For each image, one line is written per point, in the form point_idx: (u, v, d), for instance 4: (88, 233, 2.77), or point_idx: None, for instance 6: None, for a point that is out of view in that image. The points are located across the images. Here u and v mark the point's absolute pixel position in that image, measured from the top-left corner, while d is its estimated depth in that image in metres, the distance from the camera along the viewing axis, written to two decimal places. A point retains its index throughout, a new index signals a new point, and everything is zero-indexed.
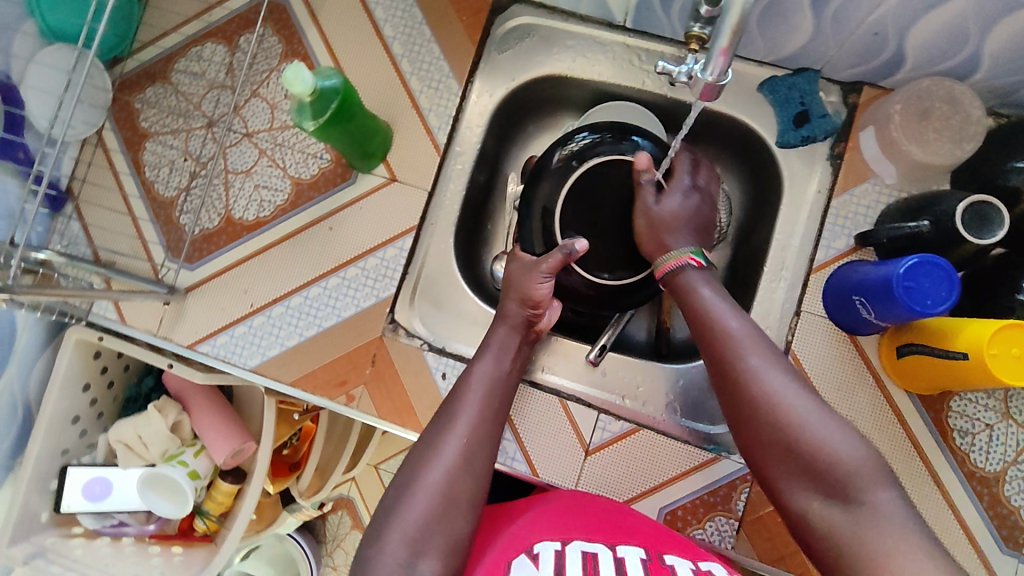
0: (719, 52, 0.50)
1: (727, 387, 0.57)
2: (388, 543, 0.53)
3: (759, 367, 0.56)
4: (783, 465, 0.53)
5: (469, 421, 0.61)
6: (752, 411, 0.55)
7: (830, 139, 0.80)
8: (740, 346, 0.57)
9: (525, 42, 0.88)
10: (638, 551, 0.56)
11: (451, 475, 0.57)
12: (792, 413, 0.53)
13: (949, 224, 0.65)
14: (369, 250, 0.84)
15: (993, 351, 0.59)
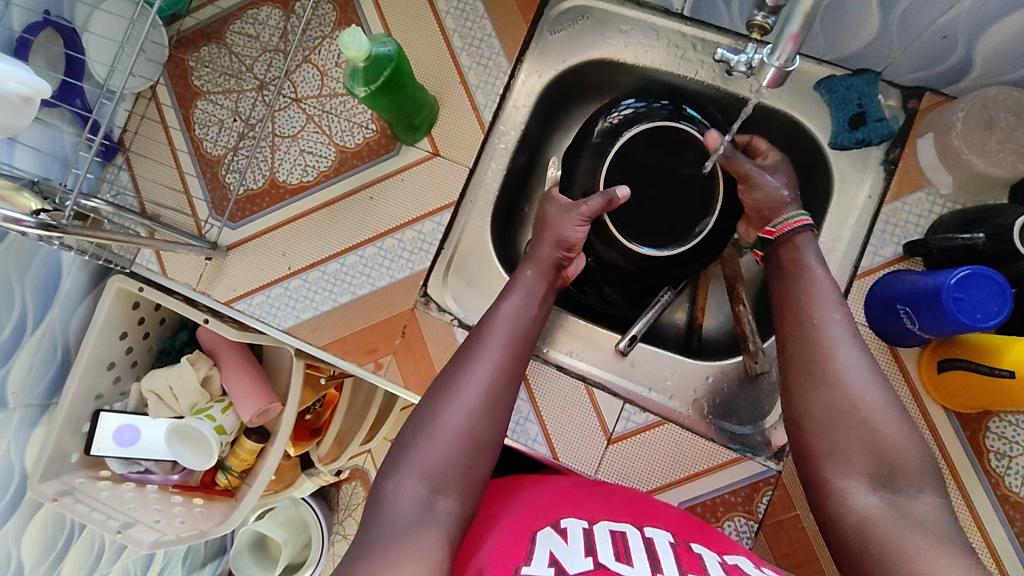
0: (789, 38, 0.51)
1: (800, 350, 0.59)
2: (409, 480, 0.54)
3: (837, 342, 0.58)
4: (836, 436, 0.55)
5: (493, 353, 0.61)
6: (819, 381, 0.57)
7: (887, 144, 0.77)
8: (824, 322, 0.59)
9: (579, 24, 0.87)
10: (665, 535, 0.56)
11: (476, 409, 0.57)
12: (862, 395, 0.55)
13: (1006, 239, 0.63)
14: (407, 222, 0.85)
15: None
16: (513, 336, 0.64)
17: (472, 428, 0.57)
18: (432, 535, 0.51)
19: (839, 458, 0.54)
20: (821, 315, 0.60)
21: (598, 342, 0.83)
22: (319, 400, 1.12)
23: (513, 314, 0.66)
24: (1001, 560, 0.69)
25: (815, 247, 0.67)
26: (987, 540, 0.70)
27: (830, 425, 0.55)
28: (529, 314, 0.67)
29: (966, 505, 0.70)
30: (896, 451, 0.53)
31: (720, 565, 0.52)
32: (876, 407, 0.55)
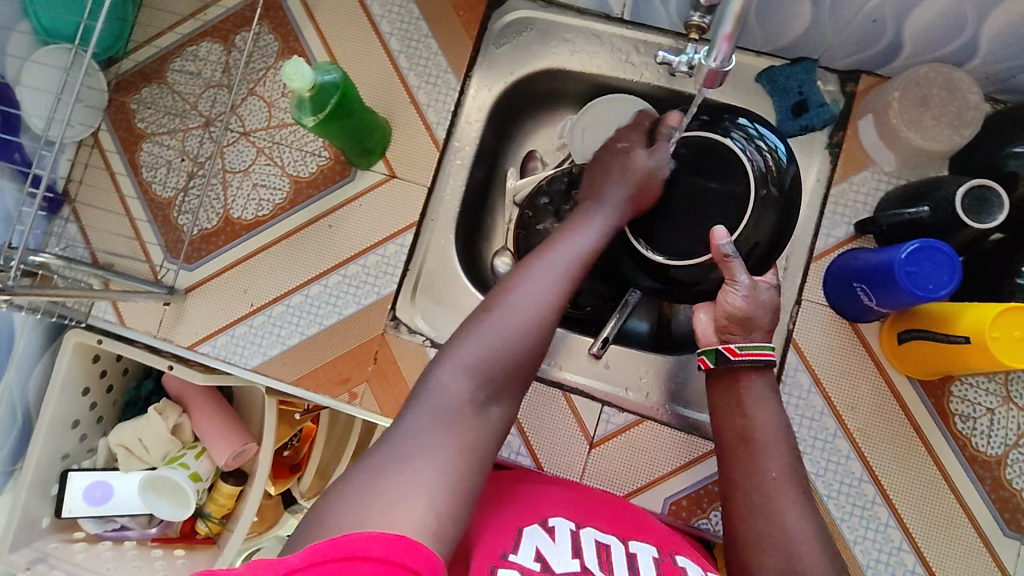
0: (723, 39, 0.49)
1: (748, 506, 0.57)
2: (449, 372, 0.53)
3: (783, 501, 0.56)
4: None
5: (551, 277, 0.60)
6: (768, 544, 0.54)
7: (830, 128, 0.80)
8: (774, 482, 0.57)
9: (523, 36, 0.87)
10: (651, 550, 0.55)
11: (527, 325, 0.57)
12: (813, 565, 0.52)
13: (949, 209, 0.66)
14: (369, 247, 0.84)
15: (995, 334, 0.60)
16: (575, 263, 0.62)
17: (517, 345, 0.56)
18: (466, 433, 0.51)
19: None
20: (774, 469, 0.58)
21: (571, 349, 0.83)
22: (296, 434, 1.11)
23: (579, 244, 0.64)
24: (975, 519, 0.72)
25: (769, 389, 0.62)
26: (961, 501, 0.72)
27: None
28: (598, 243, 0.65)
29: (939, 470, 0.72)
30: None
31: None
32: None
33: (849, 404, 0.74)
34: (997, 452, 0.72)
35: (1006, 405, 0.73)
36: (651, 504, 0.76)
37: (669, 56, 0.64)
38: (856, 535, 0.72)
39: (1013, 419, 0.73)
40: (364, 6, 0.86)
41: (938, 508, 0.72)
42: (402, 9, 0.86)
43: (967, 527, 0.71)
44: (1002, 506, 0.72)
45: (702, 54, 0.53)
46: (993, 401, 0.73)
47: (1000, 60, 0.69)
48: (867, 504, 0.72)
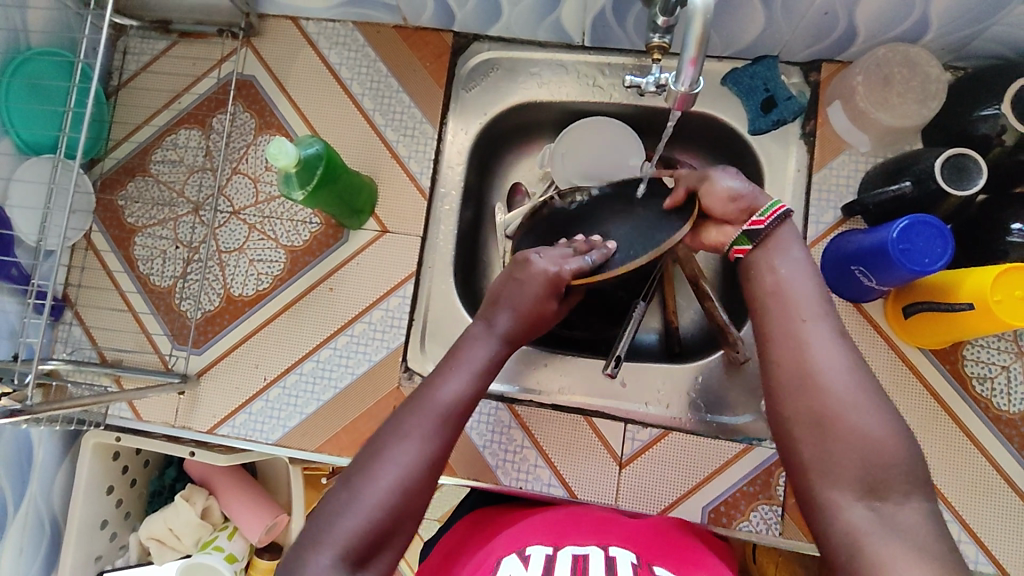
0: (689, 62, 0.50)
1: (782, 339, 0.50)
2: (323, 543, 0.47)
3: (812, 334, 0.50)
4: (819, 442, 0.47)
5: (443, 402, 0.55)
6: (805, 376, 0.48)
7: (800, 118, 0.81)
8: (803, 309, 0.51)
9: (490, 77, 0.90)
10: (629, 556, 0.56)
11: (416, 461, 0.51)
12: (852, 398, 0.47)
13: (932, 183, 0.67)
14: (372, 303, 0.85)
15: (997, 297, 0.60)
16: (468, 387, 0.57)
17: (403, 493, 0.50)
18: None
19: (830, 472, 0.46)
20: (805, 311, 0.51)
21: (586, 372, 0.83)
22: None
23: (479, 360, 0.60)
24: (1010, 477, 0.72)
25: (797, 237, 0.57)
26: (993, 462, 0.72)
27: (806, 433, 0.47)
28: (496, 361, 0.61)
29: (966, 435, 0.73)
30: (885, 462, 0.45)
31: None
32: (865, 409, 0.46)
33: None
34: (1019, 408, 0.73)
35: (1019, 359, 0.73)
36: (691, 514, 0.76)
37: (639, 80, 0.66)
38: None
39: None
40: (333, 72, 0.88)
41: (973, 473, 0.72)
42: (370, 68, 0.88)
43: (1004, 488, 0.72)
44: None
45: (669, 82, 0.54)
46: (1006, 358, 0.74)
47: (953, 30, 0.71)
48: None
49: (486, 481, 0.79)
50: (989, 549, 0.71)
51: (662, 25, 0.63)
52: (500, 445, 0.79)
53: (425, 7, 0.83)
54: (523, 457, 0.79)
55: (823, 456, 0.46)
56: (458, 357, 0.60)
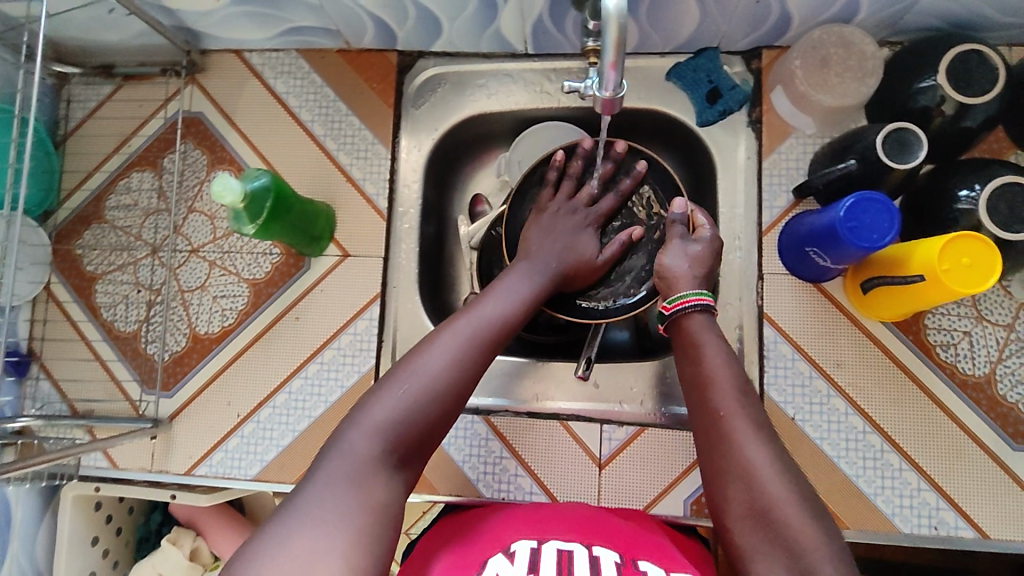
0: (610, 66, 0.50)
1: (710, 439, 0.53)
2: (370, 423, 0.50)
3: (740, 427, 0.52)
4: (752, 537, 0.48)
5: (489, 318, 0.58)
6: (730, 474, 0.50)
7: (746, 107, 0.82)
8: (725, 402, 0.53)
9: (439, 92, 0.88)
10: (612, 555, 0.55)
11: (456, 359, 0.54)
12: (776, 488, 0.49)
13: (875, 158, 0.68)
14: (339, 328, 0.85)
15: (947, 266, 0.61)
16: (511, 313, 0.60)
17: (447, 384, 0.53)
18: (376, 491, 0.48)
19: (762, 565, 0.47)
20: (724, 406, 0.53)
21: (558, 377, 0.83)
22: None
23: (517, 294, 0.63)
24: (982, 441, 0.72)
25: (713, 330, 0.59)
26: (964, 427, 0.73)
27: (741, 526, 0.49)
28: (532, 300, 0.64)
29: (935, 403, 0.73)
30: (810, 550, 0.46)
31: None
32: (787, 502, 0.48)
33: (834, 362, 0.75)
34: (985, 372, 0.73)
35: (980, 324, 0.74)
36: (673, 509, 0.76)
37: (579, 83, 0.65)
38: (875, 487, 0.73)
39: (990, 336, 0.74)
40: (281, 102, 0.88)
41: (944, 440, 0.73)
42: (317, 94, 0.88)
43: (977, 452, 0.72)
44: (1004, 422, 0.73)
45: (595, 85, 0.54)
46: (967, 323, 0.74)
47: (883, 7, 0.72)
48: (877, 454, 0.73)
49: (468, 495, 0.79)
50: (968, 513, 0.71)
51: (592, 28, 0.64)
52: (479, 457, 0.79)
53: (365, 28, 0.83)
54: (502, 468, 0.79)
55: (755, 550, 0.48)
56: (494, 290, 0.63)
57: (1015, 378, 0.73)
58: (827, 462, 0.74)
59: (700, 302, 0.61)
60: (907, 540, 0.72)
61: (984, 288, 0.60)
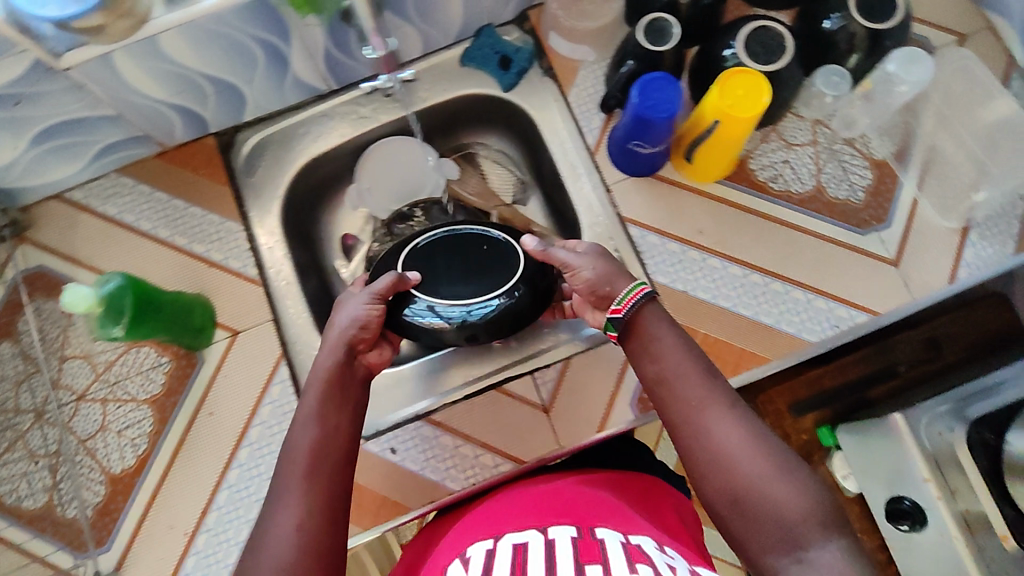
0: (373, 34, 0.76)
1: (689, 438, 0.57)
2: None
3: (719, 421, 0.56)
4: (734, 515, 0.54)
5: (296, 469, 0.55)
6: (716, 468, 0.55)
7: (536, 62, 0.91)
8: (697, 406, 0.57)
9: (268, 154, 0.91)
10: (569, 530, 0.56)
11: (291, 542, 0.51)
12: (750, 472, 0.54)
13: (646, 51, 0.77)
14: (256, 402, 0.81)
15: (729, 103, 0.70)
16: (320, 441, 0.57)
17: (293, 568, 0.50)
18: None
19: (756, 543, 0.53)
20: (694, 399, 0.58)
21: (477, 354, 0.84)
22: None
23: (311, 417, 0.58)
24: (836, 240, 0.81)
25: (662, 316, 0.63)
26: (819, 235, 0.81)
27: (736, 507, 0.54)
28: (341, 409, 0.60)
29: (790, 227, 0.82)
30: (798, 521, 0.52)
31: (620, 549, 0.53)
32: (770, 481, 0.53)
33: (697, 230, 0.83)
34: (812, 185, 0.83)
35: (791, 150, 0.84)
36: (624, 417, 0.79)
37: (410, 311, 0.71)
38: (776, 315, 0.79)
39: (802, 156, 0.84)
40: (118, 223, 0.88)
41: (809, 252, 0.81)
42: (151, 202, 0.89)
43: (838, 250, 0.81)
44: (847, 216, 0.82)
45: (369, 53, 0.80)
46: (782, 154, 0.84)
47: None
48: (764, 288, 0.80)
49: (441, 497, 0.78)
50: (855, 302, 0.79)
51: None
52: (436, 458, 0.79)
53: (173, 124, 0.86)
54: (462, 455, 0.79)
55: (749, 531, 0.54)
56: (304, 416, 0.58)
57: (839, 179, 0.83)
58: (728, 314, 0.79)
59: (644, 294, 0.63)
60: (823, 348, 0.79)
61: (762, 109, 0.69)
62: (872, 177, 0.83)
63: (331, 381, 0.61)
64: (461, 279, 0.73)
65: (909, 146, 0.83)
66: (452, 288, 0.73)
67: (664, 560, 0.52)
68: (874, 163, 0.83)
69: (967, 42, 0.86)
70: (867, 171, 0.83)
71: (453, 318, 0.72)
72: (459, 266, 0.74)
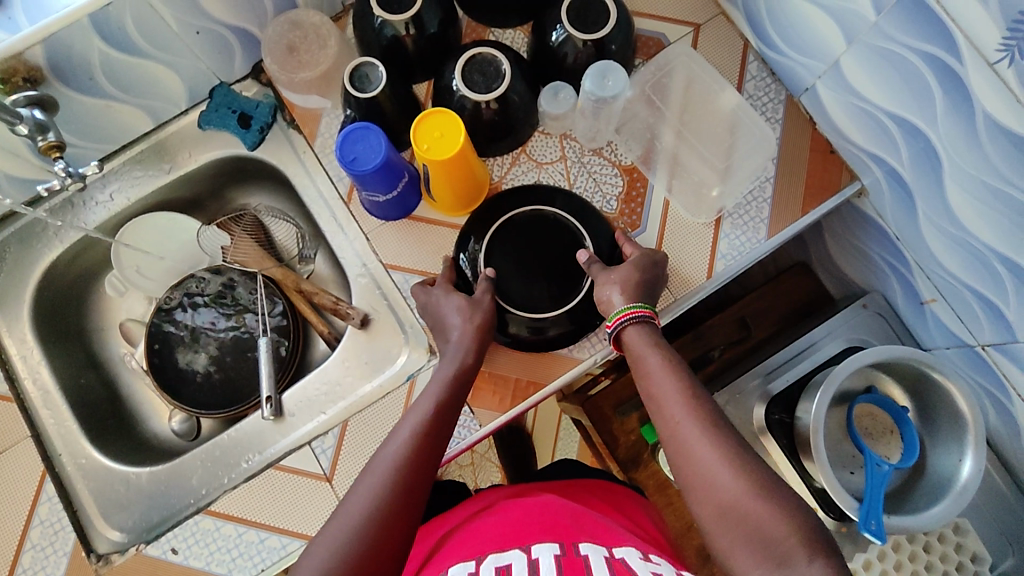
0: None
1: (672, 442, 0.62)
2: None
3: (694, 434, 0.60)
4: (719, 527, 0.57)
5: (379, 477, 0.61)
6: (697, 482, 0.58)
7: (279, 115, 0.86)
8: (683, 420, 0.62)
9: (8, 258, 0.85)
10: (551, 548, 0.60)
11: (335, 559, 0.55)
12: (728, 489, 0.57)
13: (359, 98, 0.74)
14: (25, 525, 0.77)
15: (428, 144, 0.69)
16: (404, 459, 0.62)
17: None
18: None
19: (740, 556, 0.55)
20: (676, 412, 0.62)
21: (254, 430, 0.82)
22: None
23: (405, 437, 0.64)
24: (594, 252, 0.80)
25: (647, 337, 0.68)
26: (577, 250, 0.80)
27: (720, 519, 0.57)
28: (414, 453, 0.63)
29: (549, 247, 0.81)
30: (782, 535, 0.53)
31: (603, 563, 0.57)
32: (748, 495, 0.56)
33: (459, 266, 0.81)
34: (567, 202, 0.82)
35: (541, 170, 0.83)
36: None
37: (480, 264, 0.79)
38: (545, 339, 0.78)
39: (553, 173, 0.83)
40: None
41: None
42: None
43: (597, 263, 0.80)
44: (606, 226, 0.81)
45: None
46: (533, 175, 0.83)
47: None
48: None
49: None
50: None
51: (28, 129, 0.71)
52: (220, 551, 0.74)
53: None
54: (247, 543, 0.73)
55: (735, 544, 0.55)
56: (373, 461, 0.63)
57: (590, 191, 0.82)
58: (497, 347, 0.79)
59: (636, 314, 0.69)
60: (596, 361, 0.78)
61: (459, 149, 0.68)
62: (623, 184, 0.82)
63: (430, 411, 0.66)
64: (522, 295, 0.78)
65: (653, 150, 0.84)
66: (521, 281, 0.78)
67: (644, 569, 0.57)
68: (623, 169, 0.82)
69: (700, 35, 0.86)
70: (616, 178, 0.82)
71: (528, 330, 0.77)
72: (543, 264, 0.79)
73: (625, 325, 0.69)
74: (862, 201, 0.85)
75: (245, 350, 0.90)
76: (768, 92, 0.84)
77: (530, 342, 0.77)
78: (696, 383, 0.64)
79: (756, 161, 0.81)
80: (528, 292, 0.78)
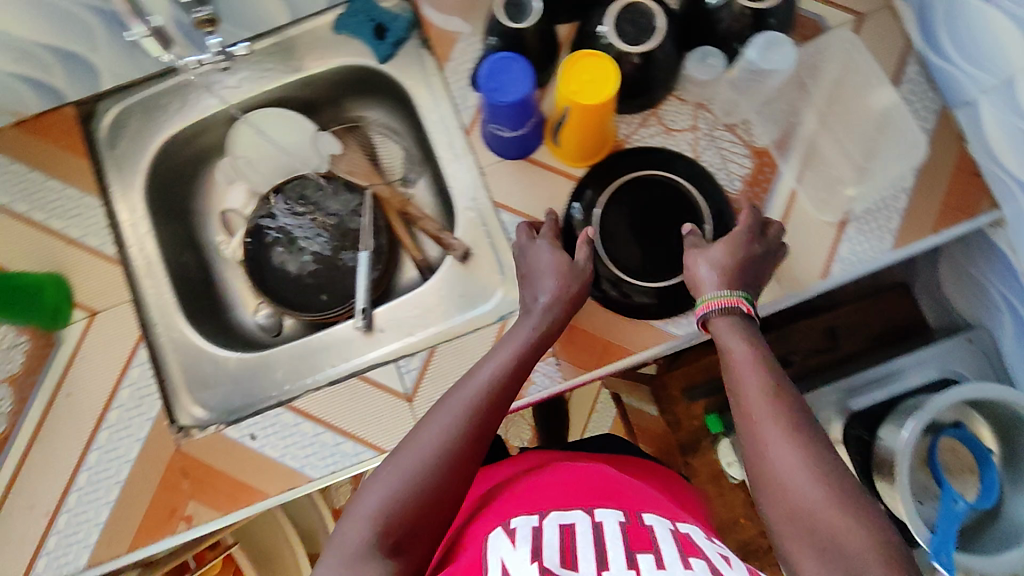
0: None
1: (749, 439, 0.60)
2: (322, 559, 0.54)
3: (773, 436, 0.58)
4: (790, 532, 0.55)
5: (447, 422, 0.60)
6: (773, 485, 0.56)
7: (414, 33, 0.85)
8: (763, 419, 0.59)
9: (132, 126, 0.87)
10: (615, 513, 0.59)
11: (396, 496, 0.56)
12: (807, 496, 0.54)
13: (506, 27, 0.72)
14: (114, 385, 0.79)
15: (576, 87, 0.67)
16: (474, 409, 0.61)
17: (397, 512, 0.55)
18: None
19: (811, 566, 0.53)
20: (756, 410, 0.60)
21: (340, 339, 0.84)
22: None
23: (479, 387, 0.63)
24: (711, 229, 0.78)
25: (733, 327, 0.66)
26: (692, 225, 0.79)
27: (792, 524, 0.55)
28: (483, 407, 0.62)
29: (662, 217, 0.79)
30: (857, 555, 0.51)
31: (669, 536, 0.57)
32: (826, 506, 0.53)
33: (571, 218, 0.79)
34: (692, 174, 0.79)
35: (668, 136, 0.81)
36: None
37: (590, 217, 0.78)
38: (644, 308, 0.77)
39: (682, 142, 0.80)
40: None
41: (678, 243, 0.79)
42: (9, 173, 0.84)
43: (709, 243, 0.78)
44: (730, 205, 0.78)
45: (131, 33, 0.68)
46: (660, 140, 0.81)
47: None
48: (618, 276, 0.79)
49: (301, 484, 0.75)
50: None
51: None
52: (296, 445, 0.76)
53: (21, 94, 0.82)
54: (322, 443, 0.76)
55: (802, 556, 0.54)
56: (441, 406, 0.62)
57: (714, 167, 0.80)
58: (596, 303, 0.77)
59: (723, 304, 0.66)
60: (690, 341, 0.76)
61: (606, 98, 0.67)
62: (750, 167, 0.79)
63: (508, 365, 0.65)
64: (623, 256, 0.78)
65: (790, 135, 0.80)
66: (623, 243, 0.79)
67: (713, 552, 0.56)
68: (754, 151, 0.79)
69: (863, 24, 0.81)
70: (745, 159, 0.79)
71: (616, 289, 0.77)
72: (650, 232, 0.79)
73: (717, 313, 0.67)
74: (997, 231, 0.80)
75: (336, 261, 0.91)
76: (925, 98, 0.79)
77: (615, 301, 0.77)
78: (783, 381, 0.61)
79: (897, 168, 0.77)
80: (631, 257, 0.78)
